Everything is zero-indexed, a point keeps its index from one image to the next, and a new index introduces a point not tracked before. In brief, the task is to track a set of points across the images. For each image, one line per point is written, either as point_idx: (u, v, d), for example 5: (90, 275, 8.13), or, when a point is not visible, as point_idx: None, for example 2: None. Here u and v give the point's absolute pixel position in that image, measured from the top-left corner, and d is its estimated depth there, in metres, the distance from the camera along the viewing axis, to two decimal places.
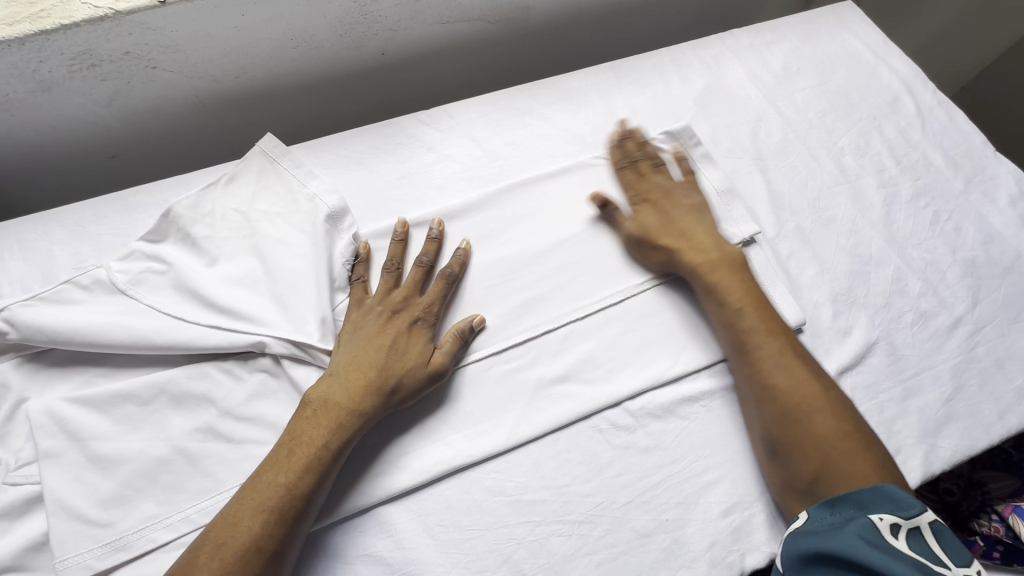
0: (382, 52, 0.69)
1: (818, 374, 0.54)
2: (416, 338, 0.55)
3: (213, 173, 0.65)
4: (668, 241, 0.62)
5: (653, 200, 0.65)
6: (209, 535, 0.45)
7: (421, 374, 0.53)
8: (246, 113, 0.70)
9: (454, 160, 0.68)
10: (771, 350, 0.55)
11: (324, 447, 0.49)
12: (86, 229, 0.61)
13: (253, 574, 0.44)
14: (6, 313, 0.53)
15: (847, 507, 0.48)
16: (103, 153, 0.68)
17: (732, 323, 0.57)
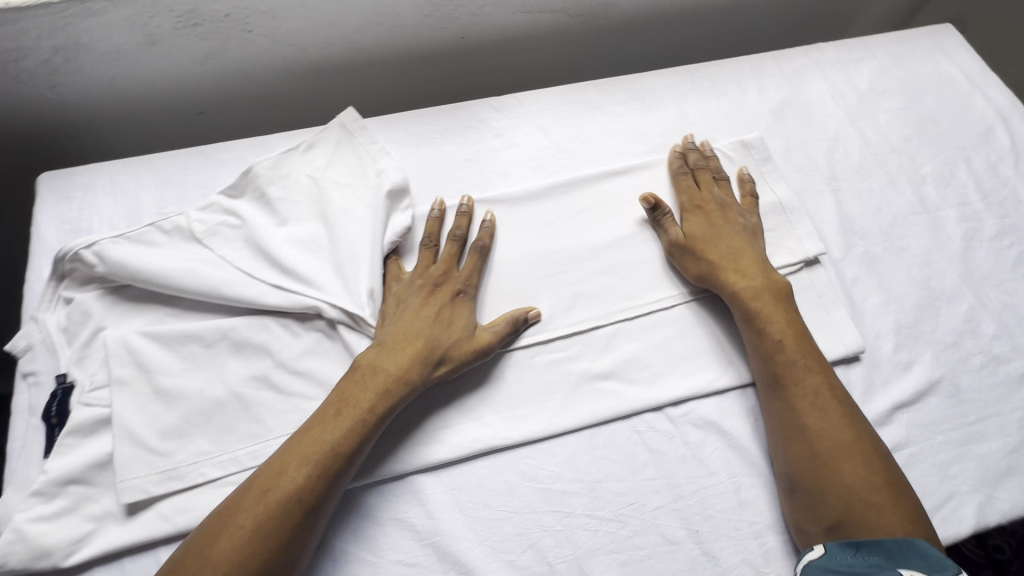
0: (462, 36, 0.70)
1: (854, 416, 0.53)
2: (460, 310, 0.57)
3: (292, 138, 0.67)
4: (714, 257, 0.59)
5: (707, 210, 0.63)
6: (255, 481, 0.47)
7: (469, 345, 0.55)
8: (326, 83, 0.72)
9: (520, 148, 0.68)
10: (807, 387, 0.53)
11: (370, 411, 0.50)
12: (171, 178, 0.64)
13: (293, 522, 0.46)
14: (96, 248, 0.57)
15: (874, 555, 0.46)
16: (191, 110, 0.72)
17: (769, 354, 0.55)
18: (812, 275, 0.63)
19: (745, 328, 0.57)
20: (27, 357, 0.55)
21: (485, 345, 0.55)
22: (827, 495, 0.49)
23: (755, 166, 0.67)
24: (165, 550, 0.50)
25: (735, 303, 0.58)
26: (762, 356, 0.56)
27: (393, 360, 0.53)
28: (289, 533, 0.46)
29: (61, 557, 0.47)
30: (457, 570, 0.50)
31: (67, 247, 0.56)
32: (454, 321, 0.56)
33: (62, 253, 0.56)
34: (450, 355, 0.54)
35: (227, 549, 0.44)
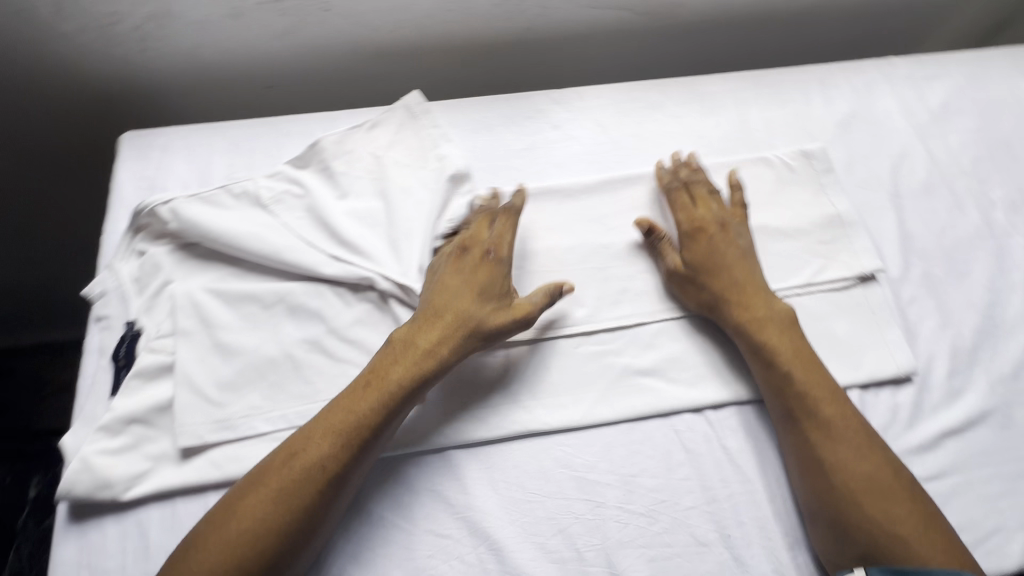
0: (529, 28, 0.71)
1: (872, 444, 0.51)
2: (491, 276, 0.56)
3: (357, 116, 0.70)
4: (720, 282, 0.58)
5: (705, 229, 0.61)
6: (284, 447, 0.49)
7: (502, 313, 0.55)
8: (392, 65, 0.74)
9: (577, 141, 0.69)
10: (821, 418, 0.52)
11: (397, 387, 0.51)
12: (242, 145, 0.67)
13: (317, 490, 0.47)
14: (171, 205, 0.60)
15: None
16: (262, 83, 0.75)
17: (782, 383, 0.54)
18: (867, 291, 0.61)
19: (756, 357, 0.55)
20: (101, 302, 0.59)
21: (519, 312, 0.55)
22: (855, 530, 0.48)
23: (814, 177, 0.66)
24: (214, 495, 0.52)
25: (745, 330, 0.56)
26: (775, 386, 0.54)
27: (402, 345, 0.53)
28: (310, 504, 0.46)
29: (120, 491, 0.51)
30: (487, 547, 0.51)
31: (145, 202, 0.60)
32: (486, 288, 0.55)
33: (140, 208, 0.59)
34: (481, 325, 0.54)
35: (243, 526, 0.45)
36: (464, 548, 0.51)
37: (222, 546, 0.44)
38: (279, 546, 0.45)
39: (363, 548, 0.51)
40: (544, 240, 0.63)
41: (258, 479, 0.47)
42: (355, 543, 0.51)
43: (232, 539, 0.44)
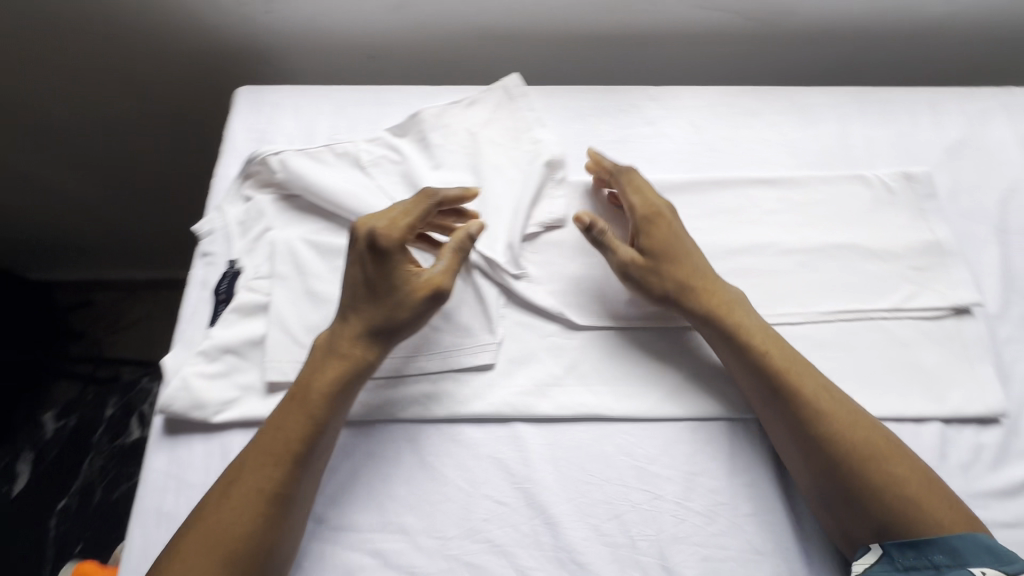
0: (633, 23, 0.73)
1: (855, 415, 0.51)
2: (393, 265, 0.53)
3: (456, 93, 0.72)
4: (676, 271, 0.57)
5: (658, 215, 0.59)
6: (218, 485, 0.48)
7: (412, 300, 0.53)
8: (494, 46, 0.76)
9: (670, 139, 0.69)
10: (800, 397, 0.51)
11: (325, 396, 0.51)
12: (346, 109, 0.70)
13: (261, 511, 0.46)
14: (280, 156, 0.64)
15: (937, 553, 0.45)
16: (367, 53, 0.78)
17: (754, 370, 0.53)
18: (959, 324, 0.59)
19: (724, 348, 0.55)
20: (208, 239, 0.63)
21: (429, 291, 0.53)
22: (863, 503, 0.48)
23: (914, 200, 0.64)
24: None
25: (711, 322, 0.55)
26: (748, 374, 0.54)
27: (317, 356, 0.53)
28: (258, 525, 0.46)
29: (211, 413, 0.54)
30: (542, 520, 0.52)
31: (258, 151, 0.64)
32: (385, 280, 0.53)
33: (254, 156, 0.63)
34: (396, 316, 0.53)
35: (187, 562, 0.44)
36: (519, 518, 0.52)
37: None
38: (245, 568, 0.45)
39: (422, 503, 0.53)
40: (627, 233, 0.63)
41: (198, 518, 0.46)
42: (414, 496, 0.53)
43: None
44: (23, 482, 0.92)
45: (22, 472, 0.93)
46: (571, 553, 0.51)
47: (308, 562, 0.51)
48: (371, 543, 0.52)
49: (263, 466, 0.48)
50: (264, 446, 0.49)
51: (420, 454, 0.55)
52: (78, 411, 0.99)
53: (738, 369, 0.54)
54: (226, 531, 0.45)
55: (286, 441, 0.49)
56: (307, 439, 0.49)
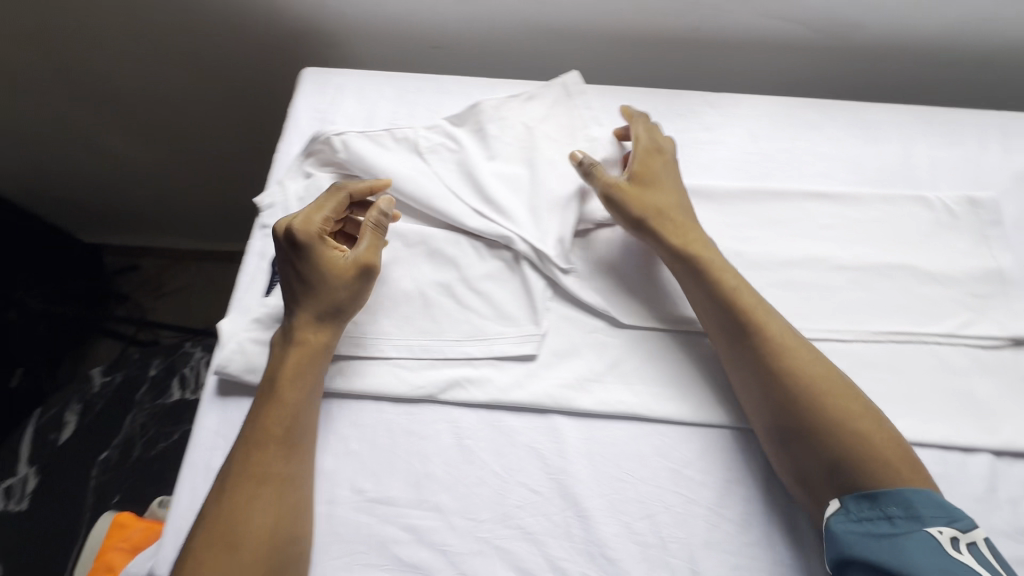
0: (696, 27, 0.73)
1: (810, 353, 0.53)
2: (315, 255, 0.56)
3: (515, 87, 0.73)
4: (654, 198, 0.60)
5: (654, 151, 0.63)
6: (215, 491, 0.50)
7: (346, 277, 0.56)
8: (555, 44, 0.77)
9: (726, 146, 0.68)
10: (762, 334, 0.54)
11: (293, 380, 0.54)
12: (407, 96, 0.72)
13: (265, 499, 0.49)
14: (343, 137, 0.65)
15: (892, 504, 0.45)
16: (429, 43, 0.79)
17: (718, 306, 0.56)
18: (1016, 356, 0.57)
19: (690, 285, 0.57)
20: (269, 213, 0.66)
21: (355, 273, 0.56)
22: (820, 436, 0.49)
23: (977, 225, 0.63)
24: (336, 403, 0.57)
25: (682, 260, 0.58)
26: (711, 312, 0.56)
27: (276, 350, 0.56)
28: (266, 512, 0.49)
29: None
30: (574, 512, 0.53)
31: (321, 130, 0.65)
32: (309, 268, 0.56)
33: (317, 135, 0.65)
34: (338, 295, 0.56)
35: (206, 562, 0.46)
36: (552, 507, 0.53)
37: None
38: (260, 557, 0.47)
39: (458, 485, 0.54)
40: None
41: (206, 523, 0.48)
42: (450, 477, 0.54)
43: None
44: (70, 430, 0.96)
45: (69, 421, 0.97)
46: (602, 548, 0.51)
47: (344, 531, 0.52)
48: (405, 519, 0.53)
49: (252, 454, 0.51)
50: (248, 434, 0.52)
51: (458, 437, 0.56)
52: (124, 369, 1.03)
53: (704, 308, 0.57)
54: (230, 519, 0.48)
55: (268, 427, 0.52)
56: (285, 412, 0.53)
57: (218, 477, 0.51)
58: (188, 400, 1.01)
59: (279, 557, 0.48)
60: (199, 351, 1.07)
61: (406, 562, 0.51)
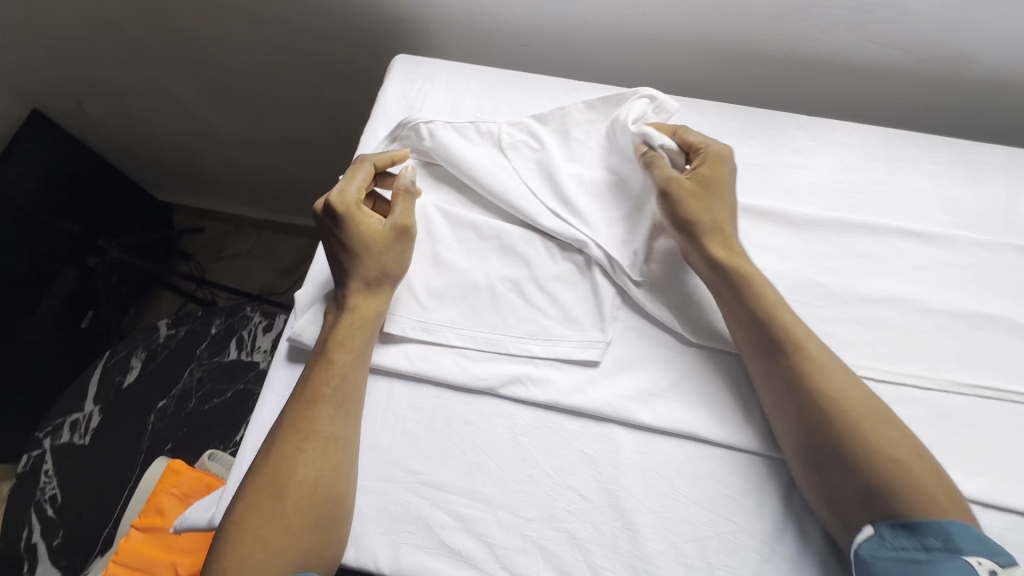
0: (793, 48, 0.72)
1: (851, 381, 0.51)
2: (351, 223, 0.59)
3: (600, 91, 0.73)
4: (709, 212, 0.58)
5: (715, 160, 0.60)
6: (268, 441, 0.53)
7: (387, 243, 0.59)
8: (644, 51, 0.77)
9: (815, 172, 0.66)
10: (801, 359, 0.51)
11: (338, 339, 0.56)
12: (493, 91, 0.73)
13: (310, 453, 0.51)
14: (431, 126, 0.66)
15: (929, 535, 0.43)
16: (517, 41, 0.80)
17: (755, 326, 0.54)
18: None
19: (729, 301, 0.56)
20: None
21: (393, 238, 0.59)
22: (852, 461, 0.47)
23: None
24: (398, 384, 0.59)
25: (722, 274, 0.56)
26: (748, 332, 0.54)
27: (328, 317, 0.59)
28: (309, 465, 0.50)
29: None
30: (622, 524, 0.52)
31: (410, 117, 0.66)
32: (345, 236, 0.59)
33: (406, 120, 0.66)
34: (385, 261, 0.58)
35: (257, 508, 0.49)
36: (600, 516, 0.53)
37: (250, 534, 0.48)
38: (304, 510, 0.49)
39: (508, 480, 0.54)
40: (756, 258, 0.61)
41: (259, 471, 0.51)
42: (501, 472, 0.54)
43: (257, 522, 0.48)
44: (135, 376, 0.99)
45: (134, 366, 1.00)
46: (647, 564, 0.51)
47: (394, 510, 0.53)
48: (453, 506, 0.53)
49: (301, 410, 0.53)
50: (302, 392, 0.54)
51: (513, 433, 0.56)
52: (188, 323, 1.04)
53: (742, 325, 0.55)
54: (278, 472, 0.50)
55: (316, 386, 0.54)
56: (333, 372, 0.54)
57: (272, 431, 0.53)
58: (242, 362, 1.01)
59: (319, 515, 0.49)
60: (257, 315, 1.05)
61: (450, 548, 0.52)
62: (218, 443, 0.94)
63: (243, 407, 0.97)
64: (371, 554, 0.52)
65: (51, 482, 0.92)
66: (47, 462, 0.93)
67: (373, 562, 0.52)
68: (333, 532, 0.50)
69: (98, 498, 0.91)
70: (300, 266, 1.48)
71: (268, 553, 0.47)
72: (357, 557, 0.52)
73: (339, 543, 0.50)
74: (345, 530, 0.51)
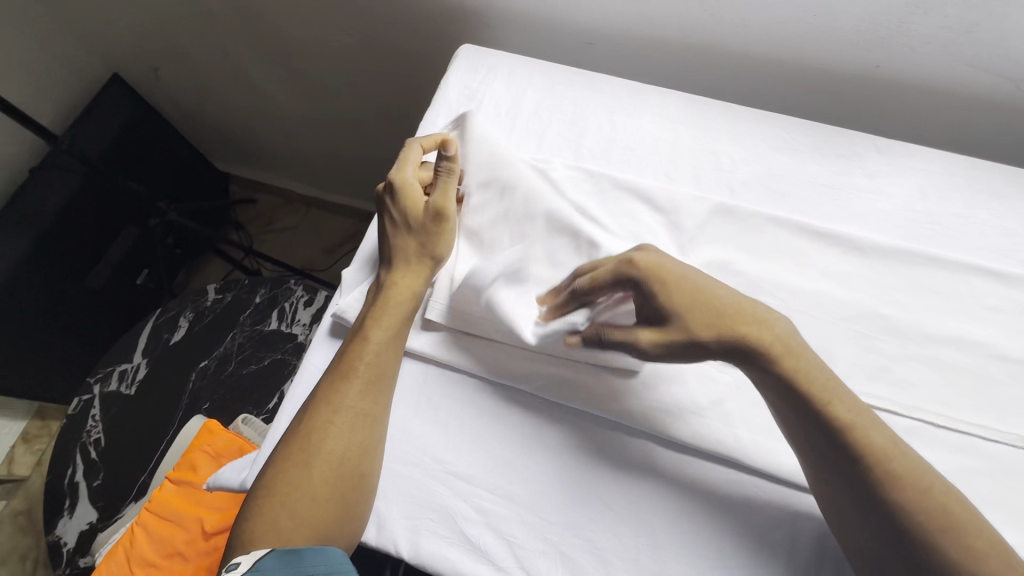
0: (877, 65, 0.68)
1: (930, 484, 0.42)
2: (399, 201, 0.60)
3: (665, 96, 0.72)
4: (703, 313, 0.48)
5: (649, 274, 0.50)
6: (301, 411, 0.53)
7: (430, 223, 0.59)
8: (715, 59, 0.75)
9: (888, 198, 0.63)
10: (865, 460, 0.43)
11: (374, 318, 0.56)
12: (556, 87, 0.73)
13: (339, 426, 0.51)
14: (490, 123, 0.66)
15: None
16: (584, 39, 0.79)
17: (807, 420, 0.45)
18: None
19: (770, 395, 0.47)
20: None
21: (436, 218, 0.59)
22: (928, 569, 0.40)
23: None
24: (433, 371, 0.59)
25: (762, 365, 0.47)
26: (799, 425, 0.46)
27: (370, 296, 0.59)
28: (338, 437, 0.50)
29: None
30: (646, 541, 0.51)
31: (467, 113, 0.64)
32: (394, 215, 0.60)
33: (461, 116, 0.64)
34: (430, 241, 0.59)
35: (286, 475, 0.49)
36: (624, 529, 0.51)
37: (278, 500, 0.48)
38: (331, 482, 0.49)
39: (534, 480, 0.54)
40: (815, 283, 0.58)
41: (290, 439, 0.51)
42: (528, 471, 0.54)
43: (284, 489, 0.48)
44: (181, 335, 1.04)
45: (181, 326, 1.04)
46: None
47: (417, 495, 0.54)
48: (475, 499, 0.53)
49: (334, 383, 0.53)
50: (337, 365, 0.54)
51: (543, 434, 0.55)
52: (235, 290, 1.08)
53: (789, 424, 0.47)
54: (306, 442, 0.50)
55: (351, 360, 0.54)
56: (367, 348, 0.54)
57: (306, 401, 0.54)
58: (281, 332, 1.03)
59: (344, 488, 0.49)
60: (299, 289, 1.07)
61: (470, 541, 0.52)
62: (252, 408, 0.98)
63: (278, 376, 1.00)
64: (392, 537, 0.52)
65: (96, 426, 0.97)
66: (94, 407, 0.98)
67: (393, 544, 0.52)
68: (356, 506, 0.50)
69: (137, 446, 0.96)
70: (343, 245, 1.51)
71: (293, 522, 0.47)
72: (378, 537, 0.53)
73: (360, 517, 0.51)
74: (367, 505, 0.51)
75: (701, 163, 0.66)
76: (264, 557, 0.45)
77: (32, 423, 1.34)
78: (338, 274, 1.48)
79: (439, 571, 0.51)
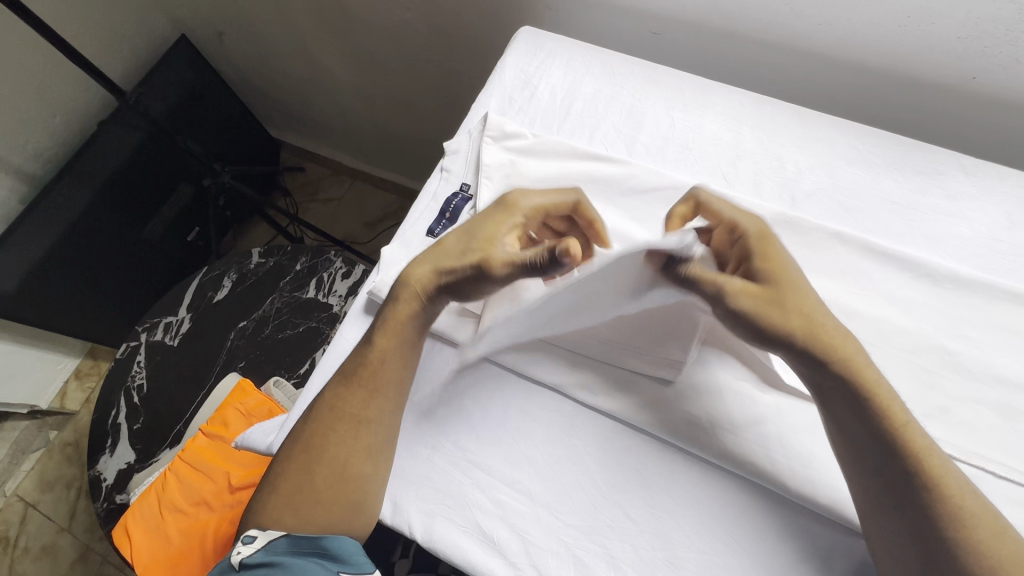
0: (972, 77, 0.62)
1: (1000, 530, 0.39)
2: (492, 216, 0.54)
3: (731, 94, 0.68)
4: (797, 301, 0.45)
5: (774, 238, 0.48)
6: (312, 408, 0.54)
7: (477, 252, 0.51)
8: (789, 57, 0.70)
9: (967, 223, 0.58)
10: (933, 493, 0.40)
11: (382, 325, 0.53)
12: (615, 76, 0.70)
13: (341, 434, 0.51)
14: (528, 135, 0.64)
15: None
16: (650, 29, 0.76)
17: (869, 436, 0.43)
18: None
19: (841, 410, 0.44)
20: (451, 158, 0.67)
21: (483, 257, 0.50)
22: None
23: None
24: (462, 358, 0.58)
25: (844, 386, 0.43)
26: (866, 454, 0.43)
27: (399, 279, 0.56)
28: (338, 440, 0.51)
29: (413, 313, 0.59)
30: (665, 556, 0.49)
31: (489, 115, 0.65)
32: (478, 222, 0.54)
33: (486, 117, 0.65)
34: (460, 260, 0.51)
35: (295, 472, 0.51)
36: (642, 542, 0.50)
37: (290, 496, 0.50)
38: (330, 485, 0.50)
39: (555, 479, 0.52)
40: (875, 307, 0.54)
41: (298, 437, 0.52)
42: (549, 469, 0.53)
43: (292, 486, 0.50)
44: (224, 293, 1.07)
45: (225, 286, 1.07)
46: None
47: (435, 481, 0.53)
48: (492, 490, 0.53)
49: (338, 390, 0.52)
50: (341, 370, 0.54)
51: (568, 434, 0.54)
52: (276, 256, 1.10)
53: (856, 449, 0.43)
54: (309, 446, 0.51)
55: (357, 368, 0.52)
56: (370, 356, 0.52)
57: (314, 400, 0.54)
58: (318, 302, 1.05)
59: (347, 492, 0.50)
60: (338, 261, 1.08)
61: (484, 532, 0.51)
62: (284, 371, 1.00)
63: (313, 344, 1.02)
64: (406, 519, 0.52)
65: (140, 372, 1.01)
66: (139, 354, 1.02)
67: (407, 526, 0.52)
68: (364, 505, 0.50)
69: (175, 397, 1.00)
70: (383, 221, 1.53)
71: (297, 520, 0.50)
72: (393, 517, 0.53)
73: (370, 514, 0.51)
74: (377, 503, 0.51)
75: (763, 168, 0.62)
76: (276, 538, 0.50)
77: (85, 362, 1.42)
78: (377, 248, 1.50)
79: (451, 559, 0.51)
